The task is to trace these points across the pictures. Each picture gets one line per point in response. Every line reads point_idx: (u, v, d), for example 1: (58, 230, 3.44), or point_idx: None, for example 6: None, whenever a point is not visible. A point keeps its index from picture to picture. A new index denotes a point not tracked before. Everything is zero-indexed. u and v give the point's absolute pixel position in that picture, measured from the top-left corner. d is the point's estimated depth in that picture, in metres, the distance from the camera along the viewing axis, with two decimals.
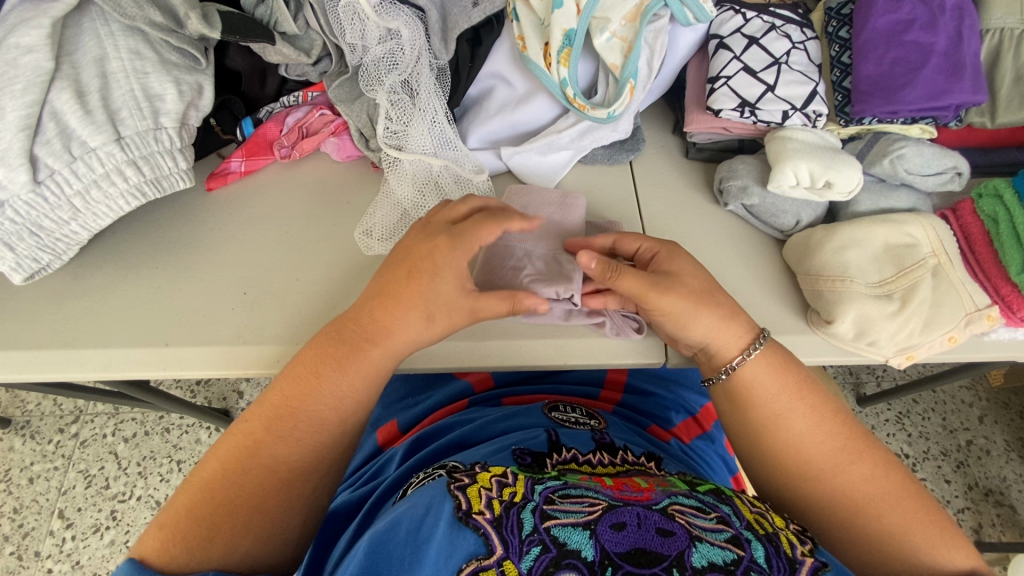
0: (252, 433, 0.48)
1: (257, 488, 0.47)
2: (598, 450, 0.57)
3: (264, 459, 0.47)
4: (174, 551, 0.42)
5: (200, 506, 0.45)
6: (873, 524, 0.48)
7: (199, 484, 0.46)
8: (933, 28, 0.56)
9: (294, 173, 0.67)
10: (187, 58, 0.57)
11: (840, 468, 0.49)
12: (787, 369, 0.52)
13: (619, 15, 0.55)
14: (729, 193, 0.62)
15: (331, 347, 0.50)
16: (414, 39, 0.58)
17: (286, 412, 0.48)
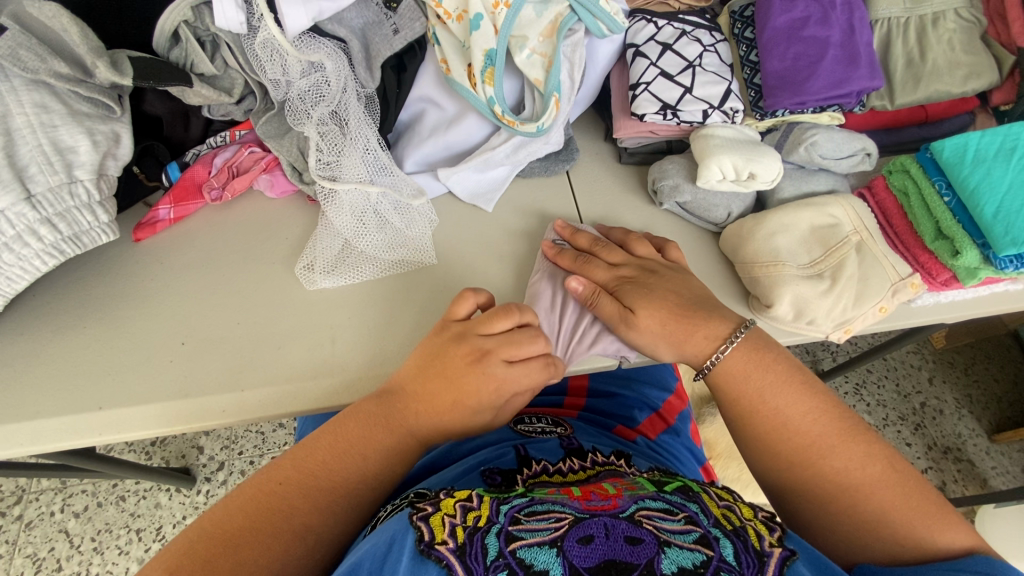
0: (275, 495, 0.45)
1: (276, 547, 0.43)
2: (566, 457, 0.57)
3: (294, 526, 0.44)
4: None
5: (218, 559, 0.41)
6: (856, 508, 0.47)
7: (220, 533, 0.42)
8: (827, 22, 0.60)
9: (226, 215, 0.65)
10: (100, 107, 0.55)
11: (814, 457, 0.49)
12: (763, 365, 0.52)
13: (534, 33, 0.56)
14: (663, 193, 0.64)
15: (376, 427, 0.49)
16: (340, 72, 0.58)
17: (325, 484, 0.47)
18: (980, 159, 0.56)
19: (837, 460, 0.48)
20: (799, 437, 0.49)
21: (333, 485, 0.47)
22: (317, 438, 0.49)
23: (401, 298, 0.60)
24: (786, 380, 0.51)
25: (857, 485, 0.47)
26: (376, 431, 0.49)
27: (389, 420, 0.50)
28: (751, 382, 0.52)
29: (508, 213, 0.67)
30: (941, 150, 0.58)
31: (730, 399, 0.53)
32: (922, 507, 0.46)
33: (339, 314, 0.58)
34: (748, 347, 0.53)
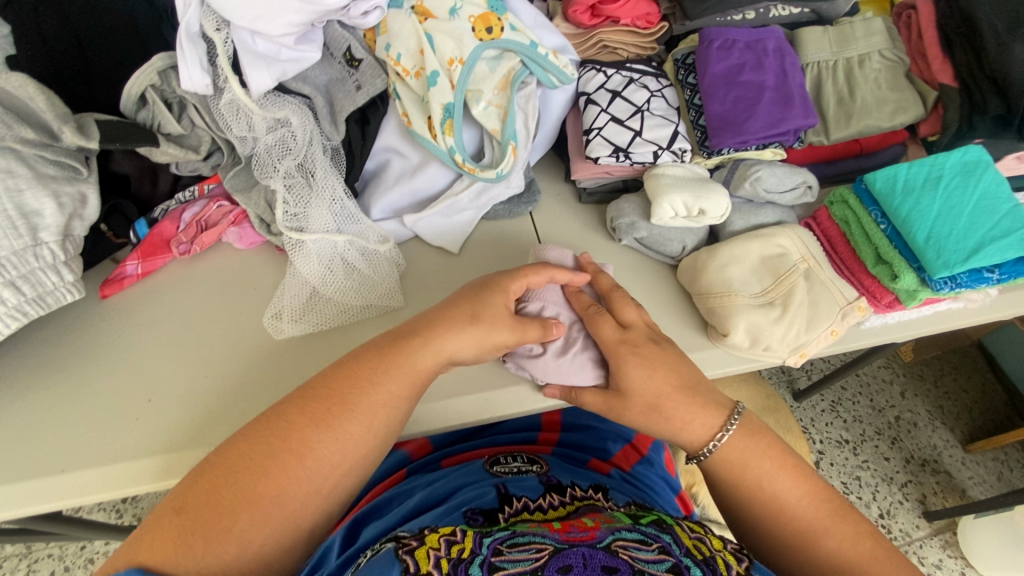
0: (271, 446, 0.47)
1: (282, 471, 0.46)
2: (546, 493, 0.57)
3: (300, 450, 0.47)
4: (184, 543, 0.43)
5: (227, 482, 0.45)
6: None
7: (237, 455, 0.46)
8: (761, 68, 0.65)
9: (195, 268, 0.66)
10: (66, 169, 0.56)
11: (812, 541, 0.51)
12: (758, 452, 0.54)
13: (489, 87, 0.60)
14: (621, 230, 0.67)
15: (384, 351, 0.51)
16: (306, 127, 0.61)
17: (335, 404, 0.49)
18: (910, 189, 0.60)
19: (830, 549, 0.50)
20: (796, 521, 0.52)
21: (326, 450, 0.47)
22: (310, 387, 0.50)
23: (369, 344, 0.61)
24: (775, 464, 0.54)
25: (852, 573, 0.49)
26: (378, 380, 0.50)
27: (394, 367, 0.50)
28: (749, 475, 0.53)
29: (474, 256, 0.69)
30: (874, 182, 0.62)
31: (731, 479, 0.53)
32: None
33: (307, 362, 0.59)
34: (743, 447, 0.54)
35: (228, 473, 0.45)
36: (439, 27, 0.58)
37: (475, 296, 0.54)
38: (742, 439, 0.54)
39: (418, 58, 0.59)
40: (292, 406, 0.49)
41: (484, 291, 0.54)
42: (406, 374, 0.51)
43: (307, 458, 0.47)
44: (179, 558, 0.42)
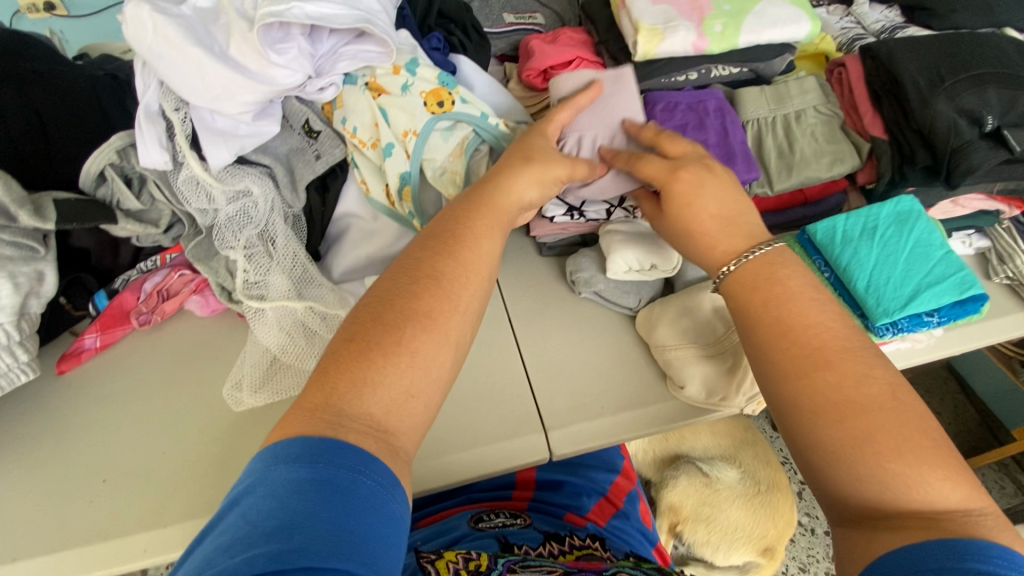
0: (406, 287, 0.46)
1: (424, 298, 0.46)
2: (547, 541, 0.62)
3: (427, 277, 0.47)
4: (343, 395, 0.40)
5: (365, 334, 0.43)
6: (868, 481, 0.40)
7: (362, 321, 0.44)
8: (703, 127, 0.68)
9: (156, 338, 0.66)
10: (24, 249, 0.55)
11: (807, 373, 0.45)
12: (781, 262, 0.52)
13: (443, 154, 0.62)
14: (580, 283, 0.69)
15: (472, 207, 0.53)
16: (266, 195, 0.62)
17: (447, 239, 0.50)
18: (848, 239, 0.63)
19: (847, 406, 0.42)
20: (799, 347, 0.46)
21: (453, 272, 0.48)
22: (428, 232, 0.51)
23: None
24: (803, 290, 0.49)
25: (863, 453, 0.40)
26: (473, 213, 0.52)
27: (483, 206, 0.53)
28: (760, 293, 0.50)
29: None
30: (814, 233, 0.65)
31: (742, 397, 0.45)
32: (936, 486, 0.39)
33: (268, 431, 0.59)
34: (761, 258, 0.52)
35: (363, 338, 0.43)
36: (392, 101, 0.61)
37: (529, 150, 0.58)
38: (775, 255, 0.52)
39: (373, 130, 0.62)
40: (400, 269, 0.48)
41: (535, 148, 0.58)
42: (495, 219, 0.53)
43: (445, 283, 0.47)
44: (371, 384, 0.41)
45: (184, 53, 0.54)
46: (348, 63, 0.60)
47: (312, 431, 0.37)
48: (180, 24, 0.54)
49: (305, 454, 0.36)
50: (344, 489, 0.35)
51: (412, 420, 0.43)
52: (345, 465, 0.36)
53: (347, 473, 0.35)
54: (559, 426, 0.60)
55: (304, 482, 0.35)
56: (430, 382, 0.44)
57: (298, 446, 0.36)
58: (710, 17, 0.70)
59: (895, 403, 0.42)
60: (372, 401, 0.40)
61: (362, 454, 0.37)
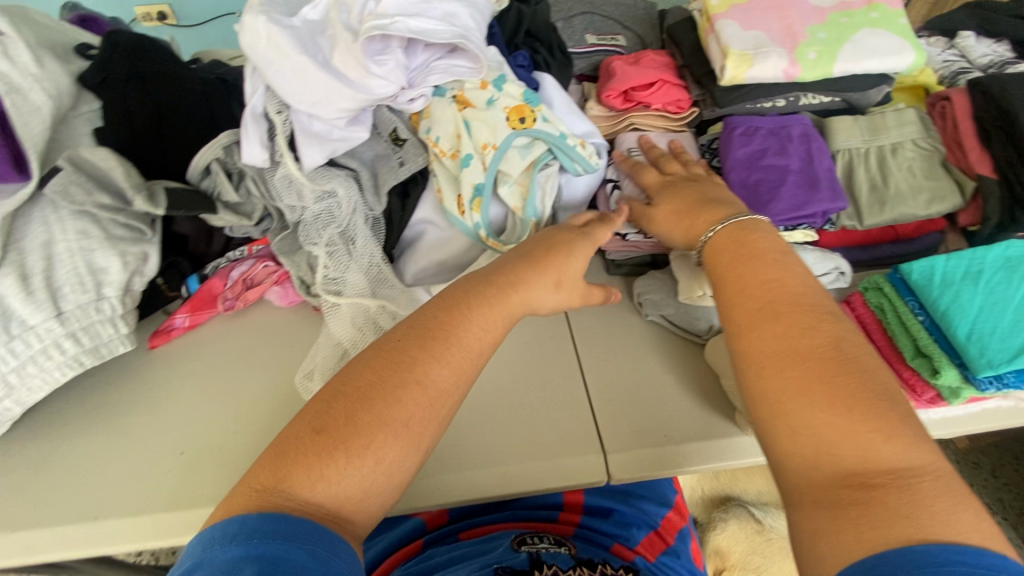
0: (388, 376, 0.44)
1: (402, 395, 0.44)
2: (578, 565, 0.60)
3: (411, 376, 0.44)
4: (283, 488, 0.39)
5: (326, 421, 0.42)
6: (805, 433, 0.39)
7: (328, 406, 0.43)
8: (785, 152, 0.66)
9: (237, 323, 0.70)
10: (134, 231, 0.61)
11: (757, 323, 0.45)
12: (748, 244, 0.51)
13: (517, 171, 0.62)
14: (647, 305, 0.68)
15: (479, 291, 0.50)
16: (349, 199, 0.65)
17: (441, 332, 0.47)
18: (948, 282, 0.59)
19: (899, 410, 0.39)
20: (752, 302, 0.46)
21: (440, 370, 0.45)
22: (420, 317, 0.48)
23: None
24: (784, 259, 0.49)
25: (804, 409, 0.39)
26: (470, 307, 0.49)
27: (490, 302, 0.50)
28: (734, 252, 0.51)
29: None
30: (909, 272, 0.61)
31: (766, 432, 0.42)
32: (867, 440, 0.37)
33: None
34: (732, 229, 0.53)
35: (331, 425, 0.42)
36: (476, 114, 0.62)
37: (553, 262, 0.55)
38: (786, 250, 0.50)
39: (454, 141, 0.64)
40: (389, 350, 0.46)
41: (558, 259, 0.55)
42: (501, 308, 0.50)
43: (425, 385, 0.44)
44: (321, 474, 0.40)
45: (291, 61, 0.58)
46: (440, 76, 0.62)
47: (247, 516, 0.38)
48: (291, 35, 0.58)
49: (242, 533, 0.37)
50: (278, 561, 0.36)
51: (367, 512, 0.42)
52: (284, 538, 0.37)
53: (285, 547, 0.36)
54: (618, 450, 0.59)
55: (240, 560, 0.35)
56: (384, 481, 0.42)
57: (231, 530, 0.37)
58: (805, 44, 0.69)
59: (835, 355, 0.41)
60: (321, 493, 0.40)
61: (304, 528, 0.38)
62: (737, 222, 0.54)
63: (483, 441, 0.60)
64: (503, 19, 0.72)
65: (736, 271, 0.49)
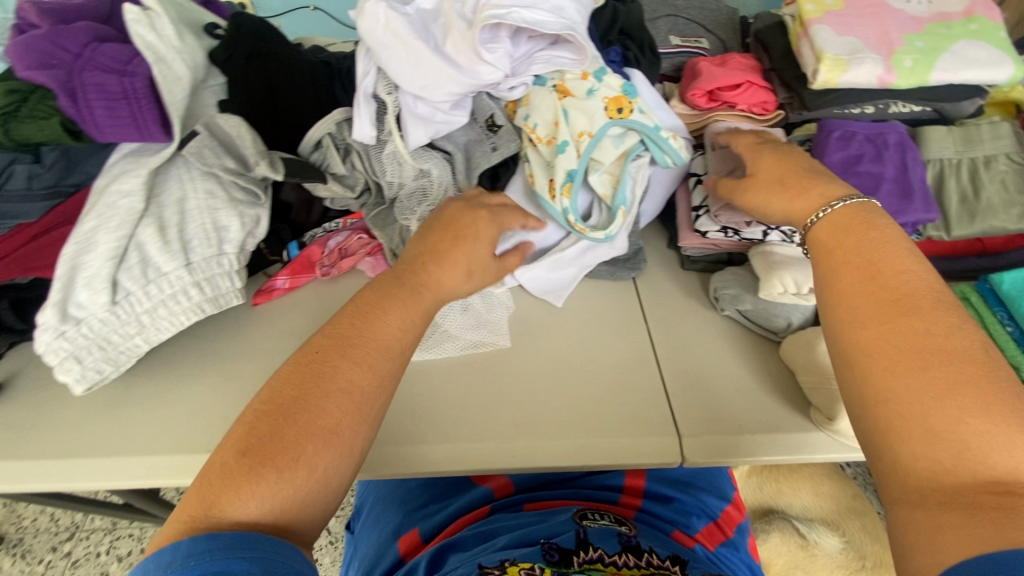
0: (302, 388, 0.45)
1: (327, 401, 0.44)
2: (624, 552, 0.58)
3: (339, 381, 0.46)
4: (219, 510, 0.39)
5: (255, 439, 0.42)
6: (947, 435, 0.37)
7: (244, 427, 0.43)
8: (881, 159, 0.66)
9: (331, 289, 0.74)
10: (250, 195, 0.66)
11: (893, 315, 0.42)
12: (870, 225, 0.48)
13: (608, 160, 0.65)
14: (724, 300, 0.70)
15: (385, 294, 0.52)
16: (443, 177, 0.70)
17: (356, 337, 0.49)
18: None
19: None
20: (886, 292, 0.43)
21: (362, 372, 0.47)
22: (326, 332, 0.49)
23: (482, 380, 0.66)
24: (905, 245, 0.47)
25: (941, 406, 0.38)
26: (387, 312, 0.51)
27: (407, 300, 0.52)
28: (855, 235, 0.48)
29: (576, 308, 0.73)
30: (1002, 283, 0.61)
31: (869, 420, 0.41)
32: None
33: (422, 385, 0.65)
34: (855, 208, 0.50)
35: (258, 442, 0.42)
36: (576, 103, 0.65)
37: (458, 226, 0.59)
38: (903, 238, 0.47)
39: (552, 128, 0.67)
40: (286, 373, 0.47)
41: (467, 235, 0.58)
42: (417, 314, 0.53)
43: (351, 389, 0.46)
44: (251, 495, 0.40)
45: (406, 45, 0.62)
46: (542, 66, 0.65)
47: (190, 539, 0.38)
48: (408, 21, 0.62)
49: (177, 558, 0.36)
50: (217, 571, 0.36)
51: (309, 520, 0.43)
52: (222, 553, 0.37)
53: (225, 562, 0.36)
54: (694, 434, 0.60)
55: None
56: (327, 484, 0.43)
57: (174, 557, 0.37)
58: (901, 52, 0.69)
59: (987, 361, 0.39)
60: (254, 510, 0.40)
61: (242, 542, 0.38)
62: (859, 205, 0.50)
63: (563, 415, 0.62)
64: (598, 17, 0.75)
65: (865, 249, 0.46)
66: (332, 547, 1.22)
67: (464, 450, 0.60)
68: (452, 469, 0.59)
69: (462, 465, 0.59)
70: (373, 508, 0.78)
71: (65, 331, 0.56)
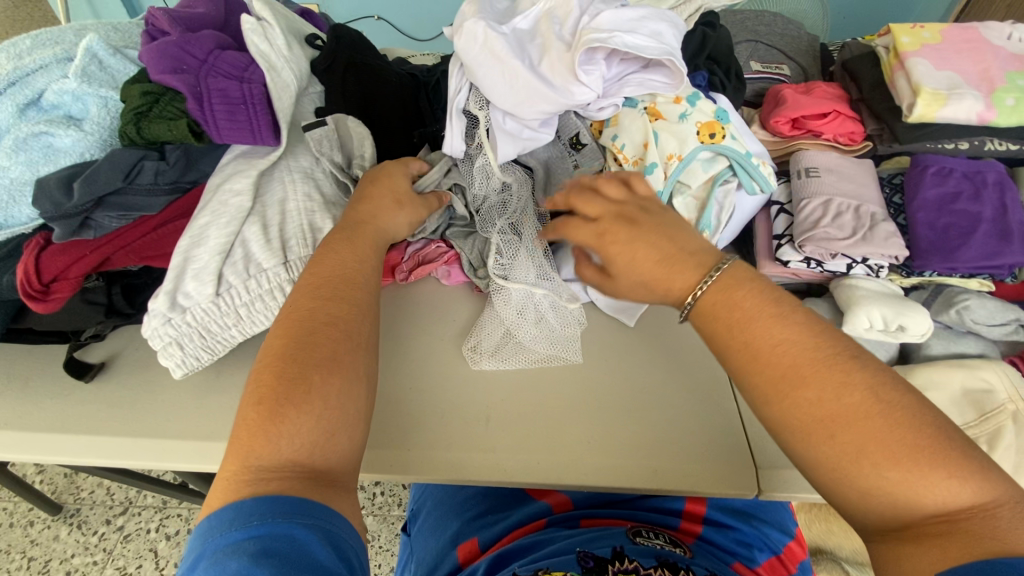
0: (295, 336, 0.48)
1: (323, 338, 0.48)
2: (660, 566, 0.59)
3: (320, 318, 0.50)
4: (257, 455, 0.43)
5: (267, 390, 0.45)
6: (877, 493, 0.38)
7: (254, 390, 0.46)
8: (978, 199, 0.65)
9: (407, 295, 0.76)
10: (342, 197, 0.68)
11: (785, 392, 0.42)
12: (733, 303, 0.46)
13: (696, 183, 0.66)
14: None
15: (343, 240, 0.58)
16: (523, 194, 0.72)
17: (326, 282, 0.53)
18: None
19: None
20: (771, 370, 0.43)
21: (339, 309, 0.51)
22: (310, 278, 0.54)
23: (552, 393, 0.66)
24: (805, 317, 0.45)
25: (858, 463, 0.39)
26: (363, 261, 0.57)
27: (351, 240, 0.58)
28: (752, 297, 0.46)
29: (647, 329, 0.73)
30: None
31: (817, 481, 0.42)
32: (944, 484, 0.37)
33: (496, 394, 0.66)
34: (724, 281, 0.47)
35: (266, 390, 0.45)
36: (667, 126, 0.67)
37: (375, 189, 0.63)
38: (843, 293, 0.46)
39: (640, 149, 0.67)
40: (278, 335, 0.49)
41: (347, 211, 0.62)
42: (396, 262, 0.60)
43: (335, 323, 0.50)
44: (283, 435, 0.43)
45: (504, 64, 0.63)
46: (634, 88, 0.66)
47: (239, 498, 0.41)
48: (506, 41, 0.64)
49: (238, 519, 0.39)
50: (282, 537, 0.39)
51: (341, 450, 0.46)
52: (285, 517, 0.40)
53: (284, 525, 0.39)
54: (769, 466, 0.60)
55: (244, 543, 0.38)
56: (345, 403, 0.47)
57: (243, 509, 0.40)
58: (1003, 89, 0.67)
59: (876, 401, 0.39)
60: (286, 446, 0.43)
61: (295, 503, 0.40)
62: (721, 274, 0.48)
63: (638, 436, 0.62)
64: (686, 41, 0.76)
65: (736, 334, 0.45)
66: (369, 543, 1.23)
67: (537, 464, 0.60)
68: (522, 481, 0.60)
69: (534, 477, 0.60)
70: (431, 514, 0.80)
71: (172, 318, 0.59)
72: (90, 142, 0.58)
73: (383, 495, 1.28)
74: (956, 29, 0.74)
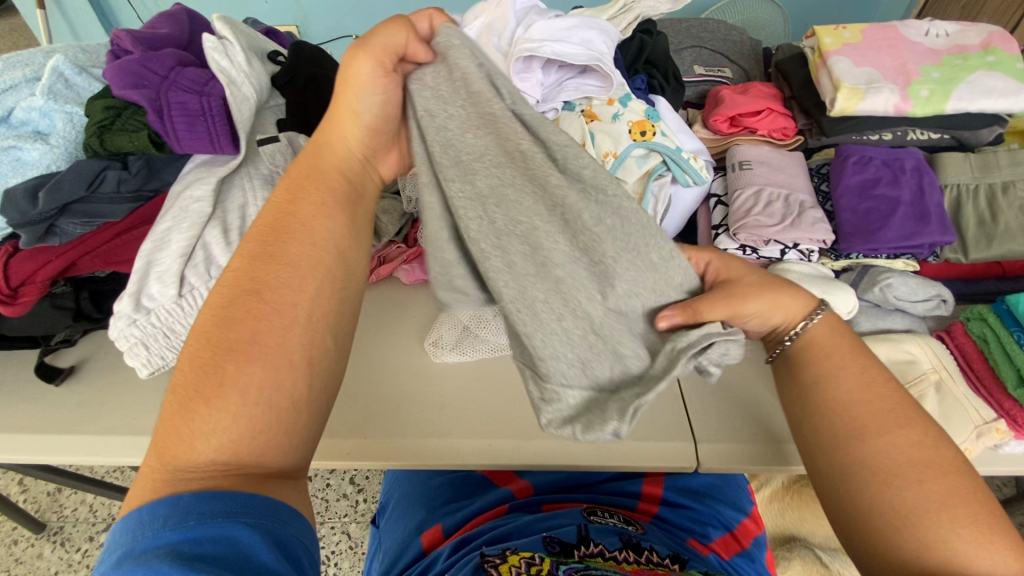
0: (214, 324, 0.45)
1: (249, 321, 0.45)
2: (624, 548, 0.63)
3: (245, 306, 0.46)
4: (175, 453, 0.41)
5: (187, 384, 0.43)
6: (937, 546, 0.43)
7: (179, 386, 0.44)
8: (897, 184, 0.69)
9: (370, 293, 0.80)
10: None
11: (885, 429, 0.48)
12: (840, 343, 0.54)
13: (632, 179, 0.70)
14: None
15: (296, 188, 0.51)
16: None
17: (268, 253, 0.48)
18: None
19: None
20: (878, 407, 0.49)
21: (286, 279, 0.47)
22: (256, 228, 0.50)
23: (504, 381, 0.70)
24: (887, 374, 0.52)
25: (936, 516, 0.44)
26: (296, 208, 0.50)
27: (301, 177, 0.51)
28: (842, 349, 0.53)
29: None
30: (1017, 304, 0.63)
31: (870, 524, 0.46)
32: (987, 543, 0.43)
33: (451, 383, 0.69)
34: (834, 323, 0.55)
35: (187, 388, 0.43)
36: (602, 126, 0.71)
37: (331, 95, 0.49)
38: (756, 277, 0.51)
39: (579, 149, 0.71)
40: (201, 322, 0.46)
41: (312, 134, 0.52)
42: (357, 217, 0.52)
43: (272, 309, 0.46)
44: (201, 432, 0.42)
45: None
46: (571, 93, 0.70)
47: (150, 499, 0.39)
48: None
49: (173, 516, 0.38)
50: (217, 537, 0.37)
51: (271, 450, 0.43)
52: (221, 516, 0.38)
53: (223, 523, 0.38)
54: (708, 440, 0.63)
55: (176, 541, 0.36)
56: (264, 396, 0.43)
57: (154, 510, 0.38)
58: (917, 82, 0.72)
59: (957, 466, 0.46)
60: (205, 447, 0.41)
61: (238, 502, 0.39)
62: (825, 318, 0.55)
63: None
64: (625, 48, 0.80)
65: (852, 370, 0.51)
66: (351, 550, 1.24)
67: (489, 446, 0.63)
68: (474, 463, 0.63)
69: (485, 459, 0.63)
70: (398, 505, 0.82)
71: (137, 319, 0.62)
72: (56, 154, 0.61)
73: (365, 503, 1.29)
74: (876, 28, 0.80)
